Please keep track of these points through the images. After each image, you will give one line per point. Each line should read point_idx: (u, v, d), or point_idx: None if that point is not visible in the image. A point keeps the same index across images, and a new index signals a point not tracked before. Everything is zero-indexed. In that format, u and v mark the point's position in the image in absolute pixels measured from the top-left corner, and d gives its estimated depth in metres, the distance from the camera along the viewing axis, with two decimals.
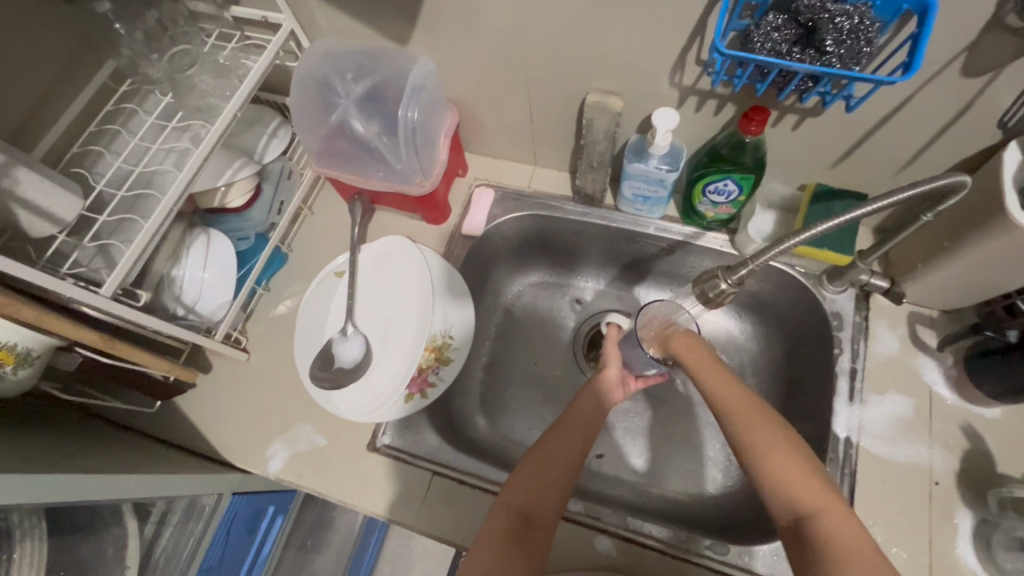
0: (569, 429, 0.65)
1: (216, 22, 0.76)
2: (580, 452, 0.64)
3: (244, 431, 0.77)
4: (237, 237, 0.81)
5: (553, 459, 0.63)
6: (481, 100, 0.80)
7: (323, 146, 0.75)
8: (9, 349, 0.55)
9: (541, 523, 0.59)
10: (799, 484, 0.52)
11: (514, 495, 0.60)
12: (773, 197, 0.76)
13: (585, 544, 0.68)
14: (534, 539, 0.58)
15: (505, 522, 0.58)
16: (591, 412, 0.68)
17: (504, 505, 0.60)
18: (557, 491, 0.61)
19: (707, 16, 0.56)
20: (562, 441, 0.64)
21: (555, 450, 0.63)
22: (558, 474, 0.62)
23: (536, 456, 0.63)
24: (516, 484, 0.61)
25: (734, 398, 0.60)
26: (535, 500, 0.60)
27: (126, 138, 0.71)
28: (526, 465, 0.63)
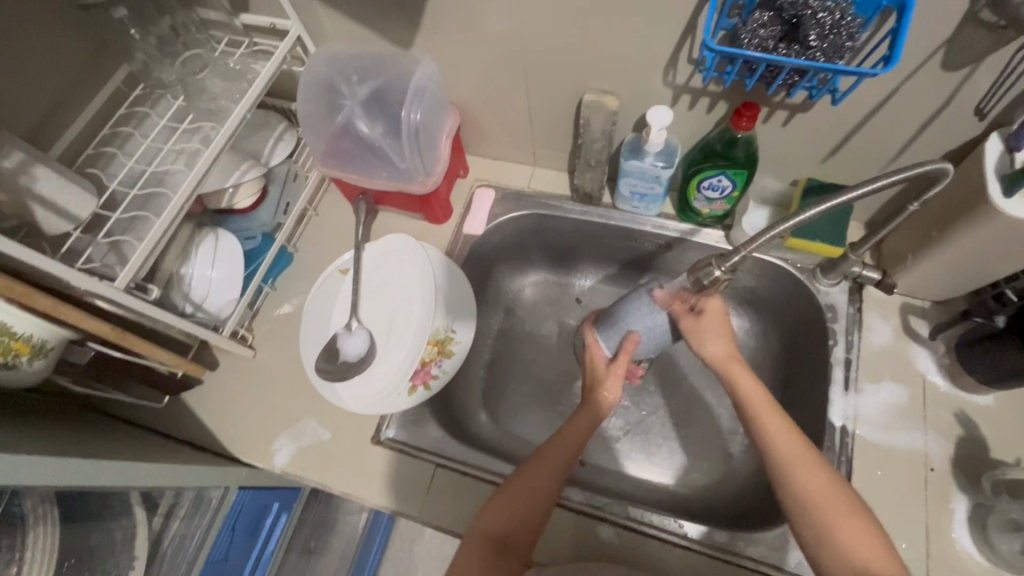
0: (549, 455, 0.64)
1: (225, 28, 0.79)
2: (561, 474, 0.64)
3: (251, 426, 0.79)
4: (245, 237, 0.84)
5: (530, 485, 0.63)
6: (482, 102, 0.83)
7: (328, 147, 0.77)
8: (26, 340, 0.57)
9: (514, 550, 0.61)
10: (819, 491, 0.55)
11: (491, 522, 0.61)
12: (766, 193, 0.78)
13: (585, 532, 0.69)
14: (506, 563, 0.60)
15: (480, 548, 0.60)
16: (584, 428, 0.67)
17: (478, 530, 0.61)
18: (531, 518, 0.62)
19: (697, 16, 0.59)
20: (543, 465, 0.64)
21: (534, 476, 0.63)
22: (535, 500, 0.62)
23: (513, 478, 0.63)
24: (491, 510, 0.62)
25: (759, 404, 0.62)
26: (512, 528, 0.61)
27: (138, 140, 0.73)
28: (506, 490, 0.63)
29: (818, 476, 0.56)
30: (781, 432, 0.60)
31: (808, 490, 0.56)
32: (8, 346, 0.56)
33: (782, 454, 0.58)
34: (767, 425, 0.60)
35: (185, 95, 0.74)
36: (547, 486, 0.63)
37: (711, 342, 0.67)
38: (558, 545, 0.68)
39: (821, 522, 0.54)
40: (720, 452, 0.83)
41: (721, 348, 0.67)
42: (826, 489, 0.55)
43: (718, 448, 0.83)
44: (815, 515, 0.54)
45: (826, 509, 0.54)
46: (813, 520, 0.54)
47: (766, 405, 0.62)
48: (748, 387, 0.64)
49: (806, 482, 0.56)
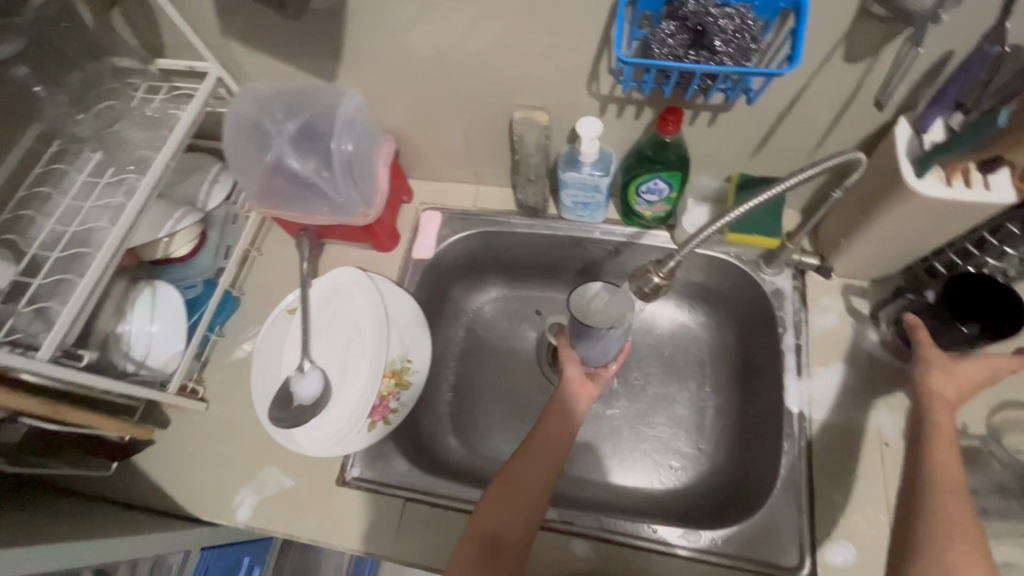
0: (541, 452, 0.65)
1: (142, 76, 0.76)
2: (551, 472, 0.65)
3: (208, 483, 0.76)
4: (185, 286, 0.82)
5: (523, 484, 0.63)
6: (416, 127, 0.82)
7: (262, 186, 0.76)
8: None
9: (508, 549, 0.60)
10: (948, 490, 0.51)
11: (480, 521, 0.61)
12: (705, 191, 0.80)
13: (562, 550, 0.68)
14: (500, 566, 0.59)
15: (471, 547, 0.60)
16: (564, 421, 0.68)
17: (472, 530, 0.61)
18: (527, 516, 0.62)
19: (610, 29, 0.60)
20: (532, 465, 0.64)
21: (526, 477, 0.63)
22: (529, 498, 0.62)
23: (506, 476, 0.64)
24: (486, 511, 0.62)
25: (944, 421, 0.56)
26: (502, 527, 0.61)
27: (57, 199, 0.70)
28: (494, 486, 0.63)
29: (953, 477, 0.52)
30: (945, 433, 0.55)
31: (938, 479, 0.52)
32: None
33: (940, 455, 0.54)
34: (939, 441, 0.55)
35: (103, 149, 0.72)
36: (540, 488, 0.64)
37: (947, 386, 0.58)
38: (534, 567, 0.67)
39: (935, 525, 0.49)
40: (691, 450, 0.83)
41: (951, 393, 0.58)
42: (955, 502, 0.50)
43: (689, 446, 0.83)
44: (935, 514, 0.49)
45: (951, 509, 0.50)
46: (925, 522, 0.50)
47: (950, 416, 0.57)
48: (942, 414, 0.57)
49: (945, 474, 0.52)
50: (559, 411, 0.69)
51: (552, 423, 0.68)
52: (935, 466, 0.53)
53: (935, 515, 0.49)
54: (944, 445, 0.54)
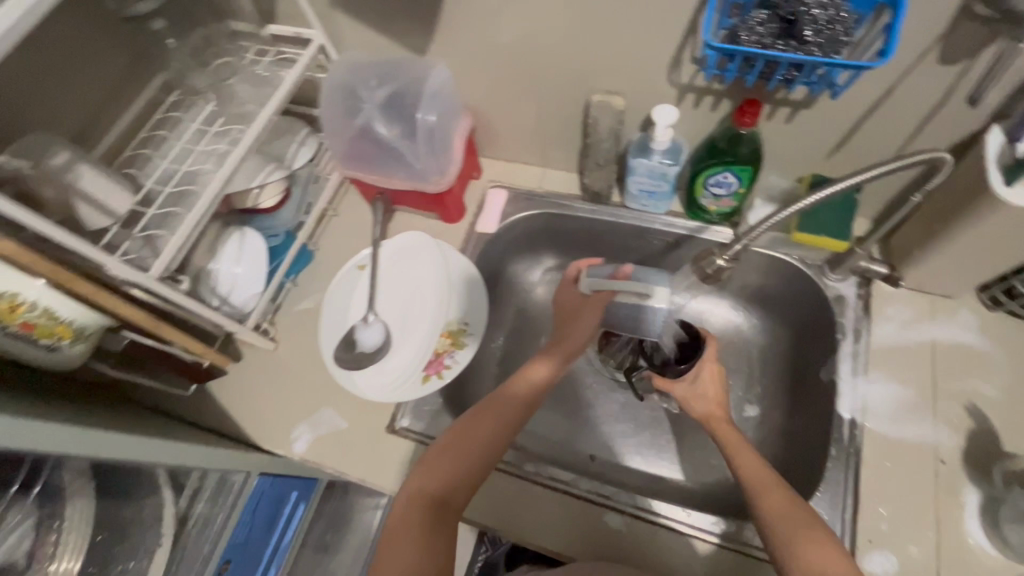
0: (489, 411, 0.67)
1: (253, 39, 0.83)
2: (501, 432, 0.66)
3: (271, 415, 0.82)
4: (269, 234, 0.89)
5: (470, 443, 0.65)
6: (493, 105, 0.85)
7: (347, 148, 0.82)
8: (67, 324, 0.61)
9: (452, 508, 0.61)
10: (781, 505, 0.57)
11: (425, 482, 0.62)
12: (773, 190, 0.80)
13: (558, 506, 0.71)
14: (444, 524, 0.60)
15: (415, 508, 0.61)
16: (522, 387, 0.71)
17: (417, 490, 0.62)
18: (470, 477, 0.63)
19: (699, 17, 0.61)
20: (476, 427, 0.66)
21: (472, 436, 0.65)
22: (470, 460, 0.64)
23: (455, 436, 0.65)
24: (432, 468, 0.63)
25: (734, 443, 0.65)
26: (446, 485, 0.62)
27: (172, 142, 0.78)
28: (441, 446, 0.65)
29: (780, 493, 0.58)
30: (739, 450, 0.64)
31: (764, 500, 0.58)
32: (53, 329, 0.60)
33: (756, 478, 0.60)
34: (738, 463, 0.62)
35: (215, 100, 0.79)
36: (489, 451, 0.64)
37: (699, 401, 0.72)
38: (568, 532, 0.70)
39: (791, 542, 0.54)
40: None
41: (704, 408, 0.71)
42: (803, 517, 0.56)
43: None
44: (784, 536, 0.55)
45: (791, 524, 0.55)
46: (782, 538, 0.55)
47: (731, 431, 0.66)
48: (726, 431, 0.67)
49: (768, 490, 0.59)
50: (521, 380, 0.71)
51: (508, 389, 0.70)
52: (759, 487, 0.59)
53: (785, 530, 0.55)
54: (743, 461, 0.62)
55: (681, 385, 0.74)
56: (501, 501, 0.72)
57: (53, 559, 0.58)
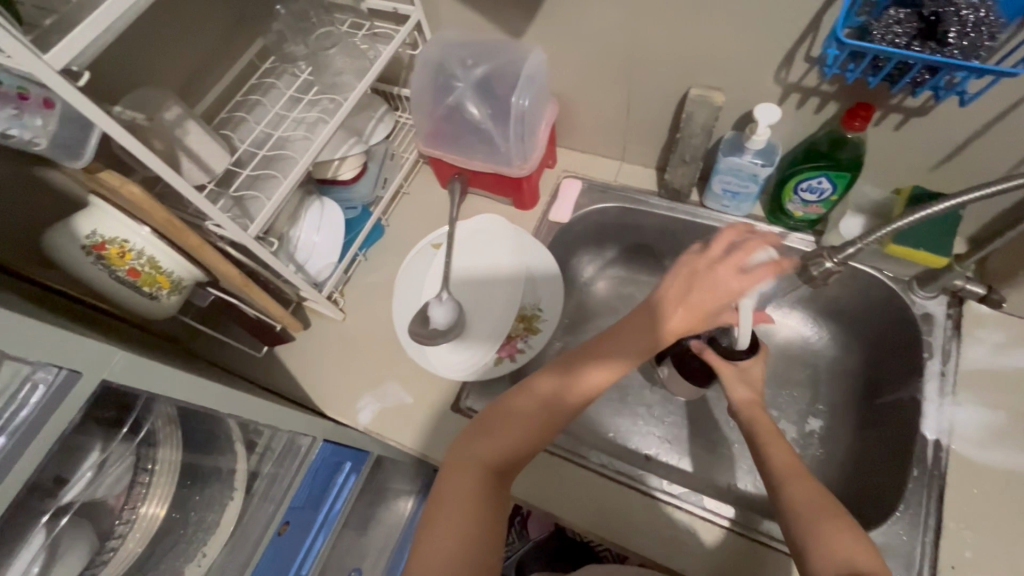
0: (557, 386, 0.65)
1: (350, 12, 0.84)
2: (567, 409, 0.64)
3: (337, 384, 0.83)
4: (347, 207, 0.90)
5: (534, 416, 0.63)
6: (581, 94, 0.85)
7: (434, 127, 0.82)
8: (167, 275, 0.63)
9: (507, 478, 0.62)
10: (807, 495, 0.59)
11: (483, 449, 0.62)
12: (863, 201, 0.77)
13: (594, 489, 0.73)
14: (499, 494, 0.60)
15: (472, 474, 0.60)
16: (601, 364, 0.65)
17: (475, 455, 0.61)
18: (529, 450, 0.63)
19: (824, 14, 0.60)
20: (542, 400, 0.64)
21: (536, 411, 0.63)
22: (532, 434, 0.63)
23: (516, 407, 0.64)
24: (487, 438, 0.62)
25: (765, 430, 0.67)
26: (505, 456, 0.61)
27: (266, 107, 0.79)
28: (502, 413, 0.64)
29: (807, 486, 0.60)
30: (770, 437, 0.67)
31: (789, 492, 0.59)
32: (154, 278, 0.62)
33: (782, 466, 0.62)
34: (768, 449, 0.65)
35: (312, 70, 0.80)
36: (543, 431, 0.63)
37: (739, 388, 0.73)
38: (632, 526, 0.70)
39: (807, 524, 0.56)
40: None
41: (745, 397, 0.72)
42: (827, 509, 0.57)
43: None
44: (802, 521, 0.57)
45: (808, 514, 0.57)
46: (799, 524, 0.57)
47: (761, 416, 0.69)
48: (759, 420, 0.69)
49: (791, 480, 0.60)
50: (598, 351, 0.66)
51: (582, 359, 0.66)
52: (783, 478, 0.61)
53: (804, 516, 0.57)
54: (772, 446, 0.65)
55: (731, 370, 0.75)
56: (563, 487, 0.74)
57: (143, 501, 0.58)
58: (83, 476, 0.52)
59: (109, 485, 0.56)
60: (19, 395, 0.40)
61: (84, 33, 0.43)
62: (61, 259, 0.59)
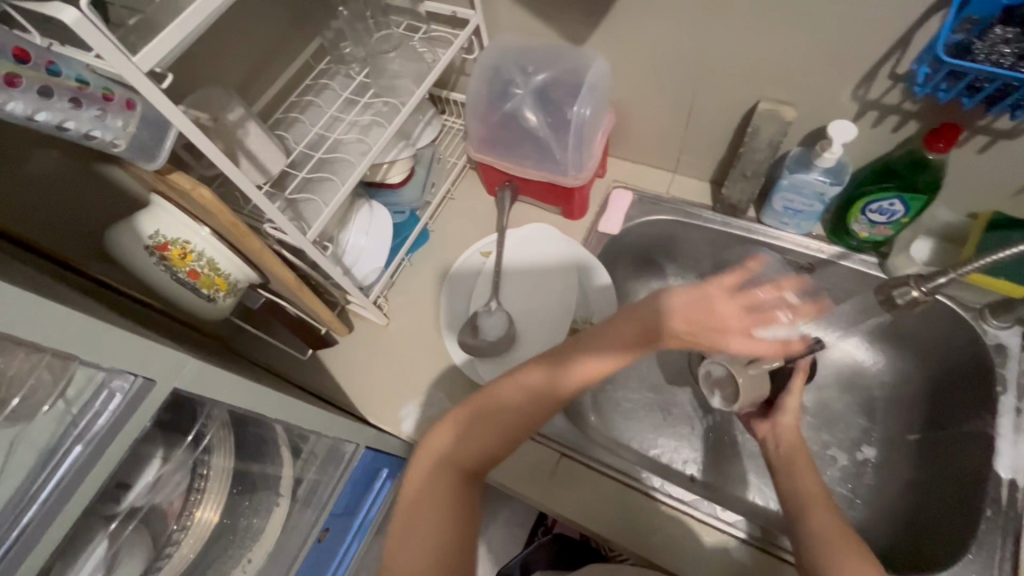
0: (538, 383, 0.58)
1: (407, 14, 0.83)
2: (546, 407, 0.58)
3: (380, 391, 0.82)
4: (395, 211, 0.90)
5: (510, 417, 0.58)
6: (639, 104, 0.83)
7: (490, 135, 0.82)
8: (225, 277, 0.62)
9: (478, 477, 0.59)
10: (832, 522, 0.56)
11: (454, 449, 0.59)
12: (934, 225, 0.75)
13: (610, 497, 0.72)
14: (469, 494, 0.58)
15: (440, 475, 0.58)
16: (589, 359, 0.59)
17: (446, 455, 0.59)
18: (502, 450, 0.59)
19: (915, 30, 0.57)
20: (519, 400, 0.58)
21: (512, 412, 0.58)
22: (507, 435, 0.58)
23: (490, 406, 0.59)
24: (460, 438, 0.59)
25: (797, 454, 0.65)
26: (475, 457, 0.58)
27: (321, 109, 0.78)
28: (475, 413, 0.59)
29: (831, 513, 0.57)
30: (800, 460, 0.64)
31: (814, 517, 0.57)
32: (212, 280, 0.61)
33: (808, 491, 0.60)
34: (796, 473, 0.63)
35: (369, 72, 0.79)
36: (515, 433, 0.59)
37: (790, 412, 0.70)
38: (666, 549, 0.68)
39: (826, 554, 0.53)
40: None
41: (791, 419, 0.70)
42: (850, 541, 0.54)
43: None
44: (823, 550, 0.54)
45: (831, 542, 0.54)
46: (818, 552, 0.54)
47: (800, 441, 0.67)
48: (791, 444, 0.67)
49: (816, 506, 0.58)
50: (589, 345, 0.59)
51: (579, 352, 0.59)
52: (808, 502, 0.59)
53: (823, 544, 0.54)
54: (801, 470, 0.63)
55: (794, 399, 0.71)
56: (592, 503, 0.72)
57: (199, 505, 0.58)
58: (144, 480, 0.51)
59: (166, 489, 0.55)
60: (96, 402, 0.40)
61: (170, 36, 0.42)
62: (124, 258, 0.59)
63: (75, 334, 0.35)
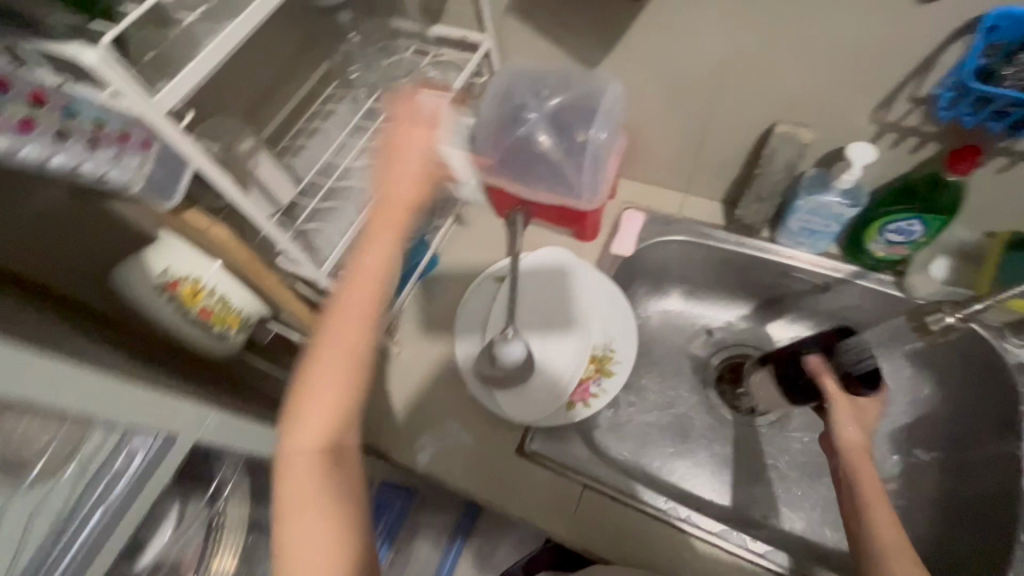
0: (345, 333, 0.55)
1: (415, 37, 0.82)
2: (359, 352, 0.55)
3: (393, 423, 0.79)
4: (405, 236, 0.86)
5: (335, 380, 0.54)
6: (652, 125, 0.82)
7: (501, 158, 0.81)
8: (237, 313, 0.60)
9: (347, 456, 0.56)
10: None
11: (304, 437, 0.53)
12: (952, 242, 0.75)
13: (643, 534, 0.70)
14: (343, 472, 0.55)
15: (304, 468, 0.53)
16: (365, 298, 0.56)
17: (302, 447, 0.53)
18: (344, 421, 0.55)
19: (938, 56, 0.57)
20: (332, 358, 0.54)
21: (331, 377, 0.54)
22: (338, 402, 0.54)
23: (311, 380, 0.53)
24: (303, 422, 0.53)
25: (872, 493, 0.63)
26: (331, 437, 0.54)
27: (329, 134, 0.76)
28: (304, 390, 0.53)
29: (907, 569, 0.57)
30: (875, 500, 0.63)
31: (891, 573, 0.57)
32: (224, 316, 0.59)
33: (884, 541, 0.59)
34: (872, 517, 0.61)
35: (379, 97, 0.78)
36: (346, 394, 0.54)
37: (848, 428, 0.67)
38: None
39: None
40: None
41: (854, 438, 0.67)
42: None
43: None
44: None
45: None
46: None
47: (871, 473, 0.65)
48: (866, 481, 0.64)
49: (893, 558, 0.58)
50: (357, 292, 0.56)
51: (346, 310, 0.56)
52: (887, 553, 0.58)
53: None
54: (879, 512, 0.62)
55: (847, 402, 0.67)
56: (625, 540, 0.69)
57: (215, 555, 0.58)
58: (161, 540, 0.53)
59: None
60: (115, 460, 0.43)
61: (189, 73, 0.40)
62: (127, 297, 0.55)
63: (93, 399, 0.35)
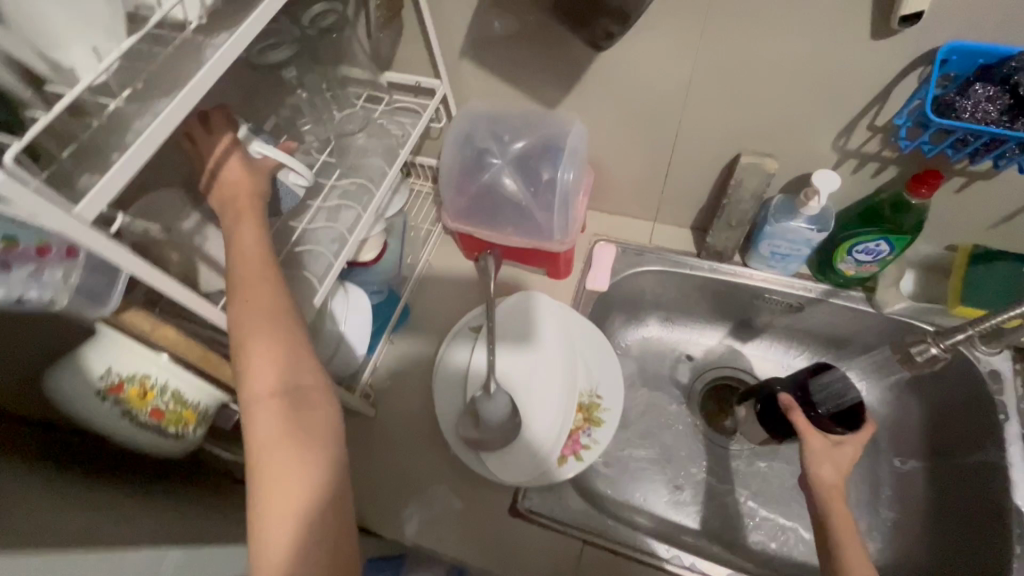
0: (257, 278, 0.48)
1: (366, 85, 0.78)
2: (277, 284, 0.49)
3: (375, 492, 0.74)
4: (372, 291, 0.81)
5: (262, 321, 0.46)
6: (618, 159, 0.81)
7: (468, 204, 0.78)
8: (195, 408, 0.54)
9: (309, 394, 0.47)
10: None
11: (258, 382, 0.45)
12: (917, 256, 0.78)
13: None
14: (309, 411, 0.46)
15: (265, 417, 0.44)
16: (253, 235, 0.49)
17: (255, 396, 0.45)
18: (296, 357, 0.47)
19: (894, 88, 0.58)
20: (254, 303, 0.47)
21: (255, 322, 0.46)
22: (278, 345, 0.46)
23: (242, 330, 0.46)
24: (252, 371, 0.45)
25: (842, 521, 0.60)
26: (286, 373, 0.46)
27: None
28: (236, 344, 0.46)
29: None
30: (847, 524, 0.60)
31: None
32: (179, 414, 0.53)
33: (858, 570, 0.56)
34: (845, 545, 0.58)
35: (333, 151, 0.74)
36: (280, 331, 0.47)
37: (824, 466, 0.64)
38: None
39: None
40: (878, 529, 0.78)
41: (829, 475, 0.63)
42: None
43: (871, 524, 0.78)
44: None
45: None
46: None
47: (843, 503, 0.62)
48: (839, 515, 0.61)
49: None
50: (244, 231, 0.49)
51: (245, 275, 0.47)
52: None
53: None
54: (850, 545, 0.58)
55: (820, 440, 0.65)
56: None
57: None
58: None
59: None
60: None
61: (120, 173, 0.36)
62: (68, 406, 0.49)
63: None
